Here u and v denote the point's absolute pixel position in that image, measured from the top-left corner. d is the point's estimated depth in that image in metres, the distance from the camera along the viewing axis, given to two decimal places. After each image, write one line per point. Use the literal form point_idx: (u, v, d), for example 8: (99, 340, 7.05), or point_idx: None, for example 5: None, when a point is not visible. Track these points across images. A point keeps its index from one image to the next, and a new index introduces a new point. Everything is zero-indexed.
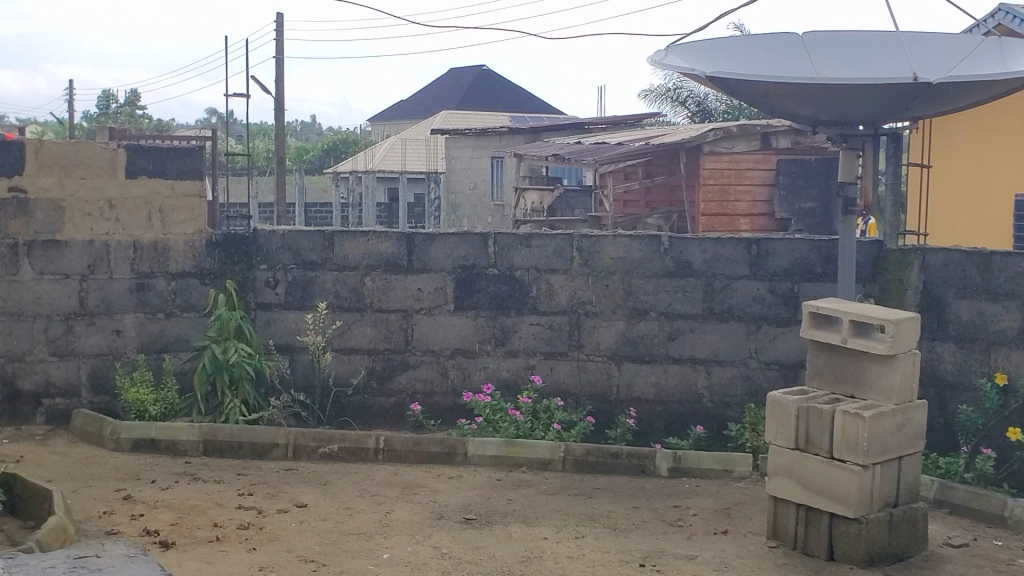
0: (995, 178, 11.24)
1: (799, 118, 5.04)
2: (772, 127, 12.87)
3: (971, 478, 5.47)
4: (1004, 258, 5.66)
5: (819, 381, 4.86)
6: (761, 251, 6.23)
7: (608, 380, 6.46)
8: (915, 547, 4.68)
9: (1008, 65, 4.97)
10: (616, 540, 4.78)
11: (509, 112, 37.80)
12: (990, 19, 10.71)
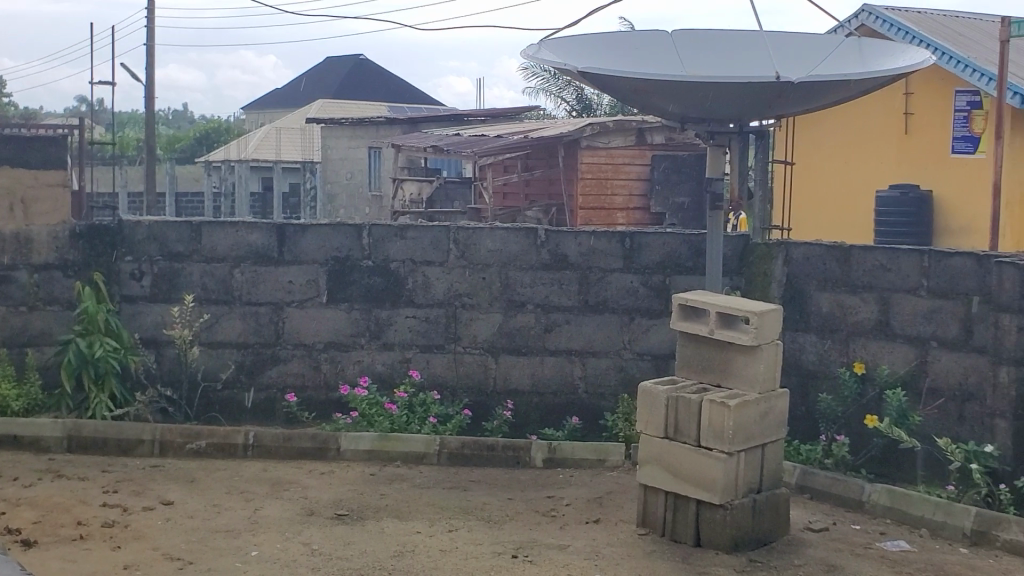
0: (864, 175, 11.97)
1: (668, 115, 5.13)
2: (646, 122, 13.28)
3: (830, 464, 5.71)
4: (861, 251, 5.82)
5: (688, 371, 4.97)
6: (634, 244, 6.33)
7: (484, 372, 6.49)
8: (779, 532, 4.83)
9: (868, 66, 5.15)
10: (489, 532, 4.82)
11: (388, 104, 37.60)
12: (859, 21, 11.37)
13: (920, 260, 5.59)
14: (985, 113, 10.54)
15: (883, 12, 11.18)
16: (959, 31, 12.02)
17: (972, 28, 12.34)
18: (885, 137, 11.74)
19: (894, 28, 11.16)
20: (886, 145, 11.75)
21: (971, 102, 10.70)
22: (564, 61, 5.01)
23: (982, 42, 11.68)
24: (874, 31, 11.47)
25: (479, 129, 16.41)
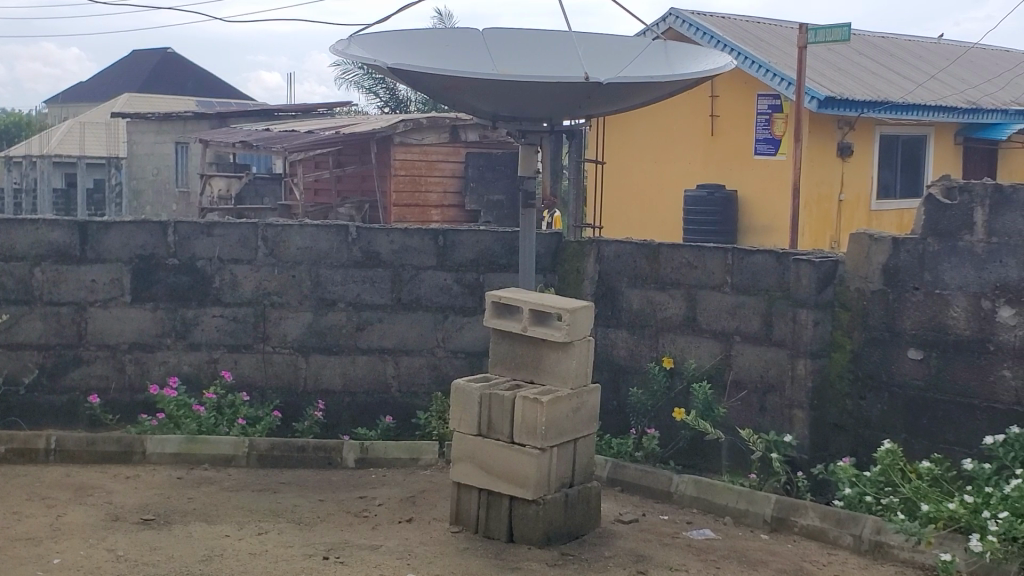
0: (669, 175, 12.78)
1: (480, 113, 5.14)
2: (461, 120, 13.20)
3: (640, 457, 5.84)
4: (669, 249, 5.97)
5: (501, 369, 5.00)
6: (447, 242, 6.32)
7: (295, 372, 6.37)
8: (589, 526, 4.92)
9: (673, 68, 5.29)
10: (300, 534, 4.73)
11: (198, 98, 36.57)
12: (666, 22, 12.36)
13: (724, 257, 5.76)
14: (784, 117, 11.37)
15: (690, 16, 12.15)
16: (760, 38, 12.47)
17: (773, 35, 12.82)
18: (691, 138, 12.54)
19: (699, 32, 12.17)
20: (694, 148, 12.50)
21: (772, 105, 11.55)
22: (374, 57, 4.95)
23: (782, 48, 12.18)
24: (680, 34, 12.46)
25: (292, 124, 16.13)
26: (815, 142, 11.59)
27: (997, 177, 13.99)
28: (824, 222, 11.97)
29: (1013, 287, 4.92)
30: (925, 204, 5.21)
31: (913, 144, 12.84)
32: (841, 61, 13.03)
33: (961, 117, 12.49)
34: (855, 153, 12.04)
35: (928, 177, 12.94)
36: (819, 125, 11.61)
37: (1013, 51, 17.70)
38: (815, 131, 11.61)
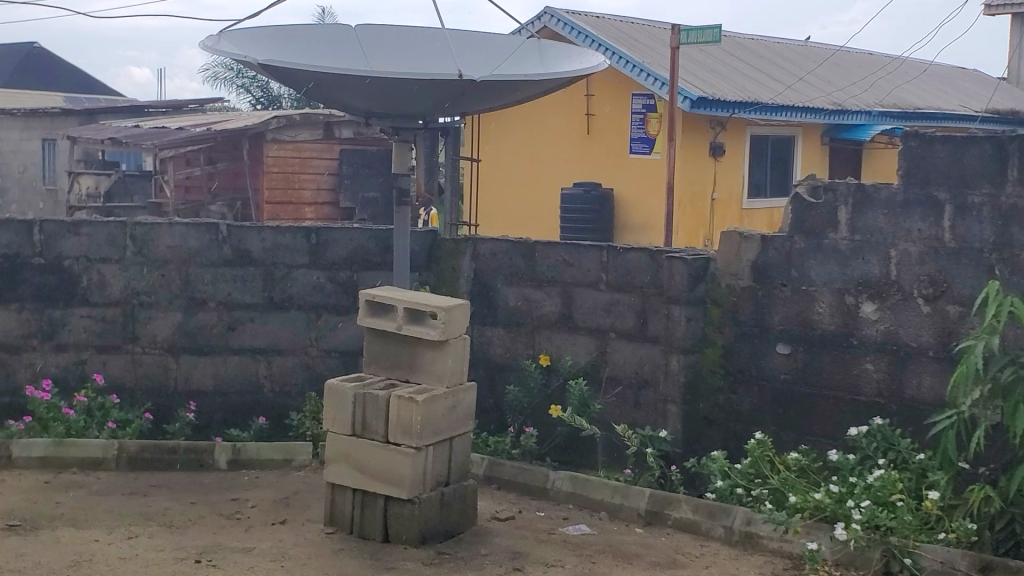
0: (548, 172, 13.13)
1: (353, 110, 5.10)
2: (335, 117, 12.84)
3: (517, 454, 5.87)
4: (544, 247, 6.00)
5: (375, 368, 4.97)
6: (321, 240, 6.25)
7: (165, 373, 6.24)
8: (465, 523, 4.92)
9: (546, 67, 5.32)
10: (171, 537, 4.62)
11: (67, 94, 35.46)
12: (541, 21, 12.46)
13: (599, 255, 5.82)
14: (658, 116, 11.75)
15: (568, 17, 12.26)
16: (635, 39, 12.64)
17: (648, 36, 13.00)
18: (568, 136, 12.87)
19: (575, 32, 12.30)
20: (571, 146, 12.83)
21: (646, 104, 11.91)
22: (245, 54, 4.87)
23: (658, 49, 12.41)
24: (556, 32, 12.57)
25: (164, 120, 15.74)
26: (689, 142, 11.84)
27: (861, 177, 14.47)
28: (698, 220, 12.25)
29: (875, 283, 5.09)
30: (791, 204, 5.35)
31: (782, 145, 13.18)
32: (713, 62, 13.29)
33: (828, 118, 12.86)
34: (727, 152, 12.33)
35: (796, 176, 13.31)
36: (693, 127, 11.84)
37: (877, 54, 18.30)
38: (689, 132, 11.84)
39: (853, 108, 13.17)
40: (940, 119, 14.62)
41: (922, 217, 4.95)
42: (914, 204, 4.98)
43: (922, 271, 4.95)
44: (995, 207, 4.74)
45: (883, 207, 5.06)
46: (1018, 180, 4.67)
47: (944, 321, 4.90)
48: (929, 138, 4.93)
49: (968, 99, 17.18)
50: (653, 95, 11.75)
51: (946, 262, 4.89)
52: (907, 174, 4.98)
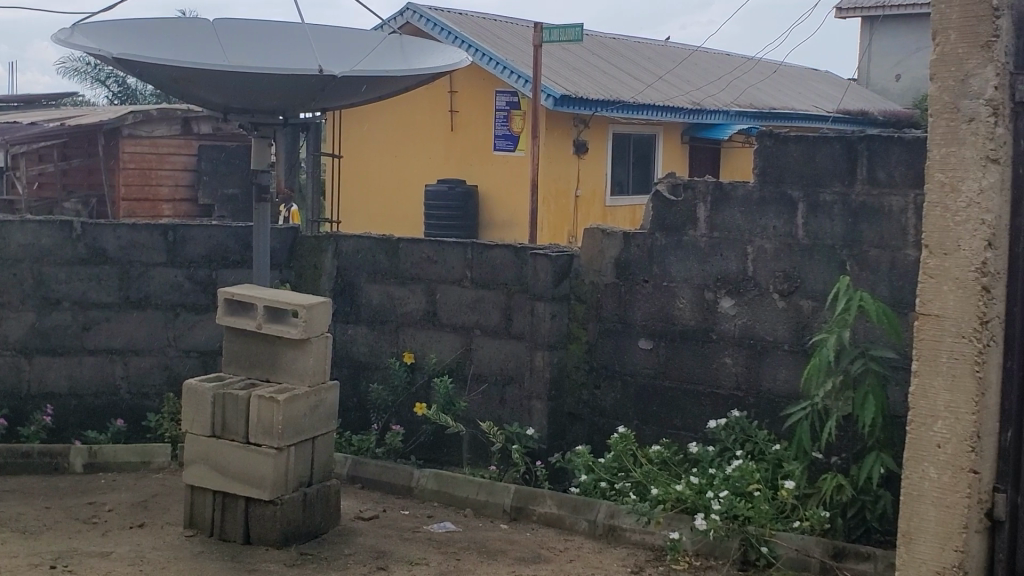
0: (412, 170, 13.28)
1: (212, 105, 4.98)
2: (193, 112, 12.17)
3: (382, 453, 5.84)
4: (407, 244, 5.97)
5: (234, 367, 4.87)
6: (178, 238, 6.09)
7: (18, 375, 5.99)
8: (328, 523, 4.87)
9: (408, 63, 5.30)
10: (24, 544, 4.45)
11: None
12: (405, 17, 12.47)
13: (463, 252, 5.81)
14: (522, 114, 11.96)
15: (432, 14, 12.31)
16: (500, 38, 12.72)
17: (513, 35, 13.08)
18: (431, 133, 13.01)
19: (440, 29, 12.36)
20: (436, 143, 12.94)
21: (510, 102, 12.10)
22: (99, 47, 4.70)
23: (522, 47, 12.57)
24: (418, 29, 12.60)
25: (12, 114, 15.10)
26: (554, 139, 11.98)
27: (719, 175, 14.86)
28: (564, 217, 12.37)
29: (732, 279, 5.21)
30: (652, 201, 5.43)
31: (643, 143, 13.43)
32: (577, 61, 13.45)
33: (688, 118, 13.16)
34: (591, 151, 12.49)
35: (658, 175, 13.61)
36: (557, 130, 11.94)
37: (734, 55, 18.79)
38: (552, 133, 11.94)
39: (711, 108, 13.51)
40: (792, 120, 15.14)
41: (777, 215, 5.08)
42: (769, 201, 5.10)
43: (776, 267, 5.09)
44: (845, 205, 4.88)
45: (740, 205, 5.17)
46: (867, 179, 4.82)
47: (798, 315, 5.05)
48: (783, 137, 5.05)
49: (819, 99, 17.79)
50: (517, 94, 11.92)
51: (800, 258, 5.03)
52: (762, 173, 5.09)
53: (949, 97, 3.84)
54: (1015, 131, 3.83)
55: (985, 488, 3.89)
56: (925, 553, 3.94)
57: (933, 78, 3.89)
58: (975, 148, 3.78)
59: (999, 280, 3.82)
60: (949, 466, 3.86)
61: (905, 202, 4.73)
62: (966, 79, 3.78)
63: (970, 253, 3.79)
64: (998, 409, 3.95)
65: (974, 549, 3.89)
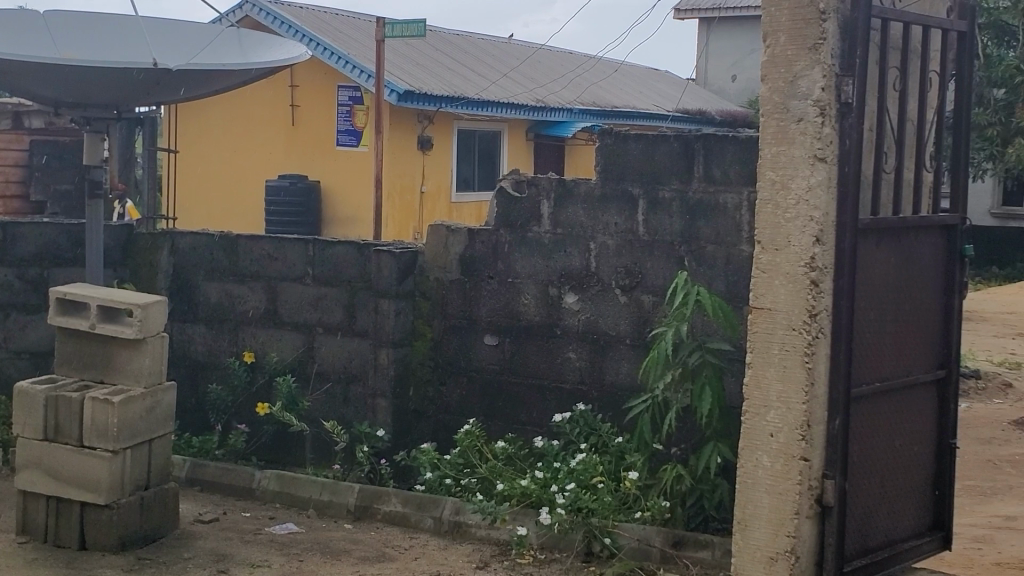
0: (249, 163, 13.91)
1: (41, 98, 4.80)
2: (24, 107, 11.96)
3: (222, 455, 5.77)
4: (246, 241, 5.91)
5: (68, 368, 4.72)
6: (7, 236, 5.86)
7: None
8: (167, 527, 4.76)
9: (246, 57, 5.21)
10: None
11: None
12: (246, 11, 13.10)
13: (305, 249, 5.75)
14: (364, 108, 12.86)
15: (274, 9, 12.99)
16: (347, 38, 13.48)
17: (357, 33, 13.87)
18: (269, 127, 13.66)
19: (283, 24, 13.03)
20: (277, 138, 13.58)
21: (352, 97, 12.96)
22: None
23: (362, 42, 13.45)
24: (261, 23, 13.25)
25: None
26: (399, 133, 12.38)
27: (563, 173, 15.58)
28: (408, 213, 12.74)
29: (576, 275, 5.28)
30: (496, 197, 5.45)
31: (489, 140, 14.07)
32: (423, 57, 13.97)
33: (530, 115, 13.92)
34: (435, 146, 12.99)
35: (502, 169, 14.29)
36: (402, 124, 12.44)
37: (575, 54, 19.15)
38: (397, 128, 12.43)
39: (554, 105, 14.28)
40: (636, 119, 15.98)
41: (618, 211, 5.15)
42: (610, 198, 5.16)
43: (619, 263, 5.17)
44: (683, 202, 4.98)
45: (583, 202, 5.23)
46: (704, 177, 4.92)
47: (639, 310, 5.14)
48: (624, 135, 5.11)
49: (657, 99, 18.34)
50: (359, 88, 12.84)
51: (639, 254, 5.12)
52: (604, 171, 5.16)
53: (780, 97, 4.00)
54: (840, 131, 3.93)
55: (816, 475, 4.01)
56: (760, 539, 4.10)
57: (764, 78, 4.06)
58: (804, 147, 3.94)
59: (830, 275, 3.97)
60: (781, 454, 4.03)
61: (738, 200, 4.85)
62: (794, 80, 3.94)
63: (800, 248, 3.96)
64: (828, 398, 4.01)
65: (807, 534, 4.02)
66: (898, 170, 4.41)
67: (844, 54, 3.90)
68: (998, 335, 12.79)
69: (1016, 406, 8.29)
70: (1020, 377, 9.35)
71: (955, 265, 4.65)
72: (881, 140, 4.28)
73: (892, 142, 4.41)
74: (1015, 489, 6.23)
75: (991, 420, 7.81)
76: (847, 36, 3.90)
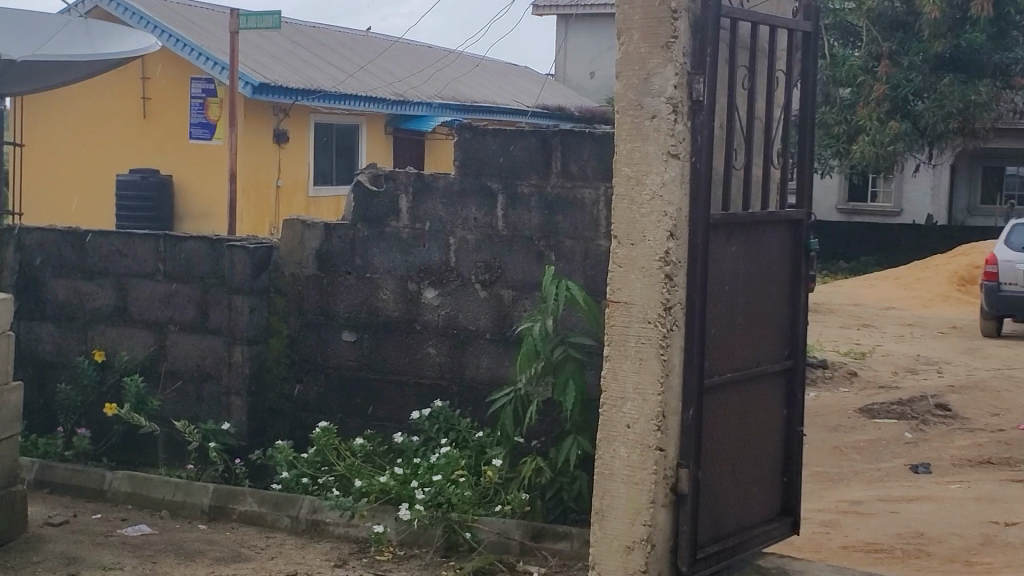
0: (102, 157, 14.20)
1: None
2: None
3: (71, 456, 5.67)
4: (94, 237, 5.81)
5: None
6: None
7: None
8: (15, 531, 4.63)
9: (95, 48, 5.04)
10: None
11: None
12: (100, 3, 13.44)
13: (156, 245, 5.67)
14: (219, 102, 13.34)
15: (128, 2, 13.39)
16: (204, 30, 13.88)
17: (211, 24, 14.32)
18: (121, 121, 14.01)
19: (136, 16, 13.40)
20: (129, 129, 13.96)
21: (204, 90, 13.41)
22: None
23: (217, 34, 13.96)
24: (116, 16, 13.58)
25: None
26: (251, 130, 13.03)
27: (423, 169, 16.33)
28: (263, 208, 13.43)
29: (434, 270, 5.27)
30: (353, 191, 5.42)
31: (347, 134, 14.81)
32: (280, 51, 14.51)
33: (390, 108, 14.70)
34: (291, 141, 13.67)
35: (361, 164, 15.07)
36: (255, 118, 13.05)
37: (434, 48, 19.44)
38: (251, 123, 13.05)
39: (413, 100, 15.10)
40: (493, 113, 16.97)
41: (477, 206, 5.16)
42: (469, 192, 5.17)
43: (478, 258, 5.17)
44: (541, 197, 5.00)
45: (441, 196, 5.23)
46: (561, 172, 4.96)
47: (498, 305, 5.15)
48: (481, 131, 5.12)
49: (514, 96, 18.86)
50: (213, 82, 13.31)
51: (499, 249, 5.12)
52: (462, 165, 5.17)
53: (633, 94, 4.06)
54: (692, 128, 4.02)
55: (670, 465, 4.08)
56: (616, 529, 4.15)
57: (618, 75, 4.10)
58: (658, 143, 4.00)
59: (683, 268, 4.04)
60: (637, 445, 4.08)
61: (595, 195, 4.89)
62: (648, 77, 3.99)
63: (655, 243, 4.02)
64: (680, 389, 4.08)
65: (661, 522, 4.08)
66: (747, 166, 4.48)
67: (694, 53, 3.99)
68: (847, 325, 13.31)
69: (862, 393, 8.63)
70: (866, 366, 9.75)
71: (800, 258, 4.75)
72: (732, 134, 4.35)
73: (741, 139, 4.47)
74: (861, 475, 6.48)
75: (838, 408, 8.11)
76: (698, 33, 3.99)
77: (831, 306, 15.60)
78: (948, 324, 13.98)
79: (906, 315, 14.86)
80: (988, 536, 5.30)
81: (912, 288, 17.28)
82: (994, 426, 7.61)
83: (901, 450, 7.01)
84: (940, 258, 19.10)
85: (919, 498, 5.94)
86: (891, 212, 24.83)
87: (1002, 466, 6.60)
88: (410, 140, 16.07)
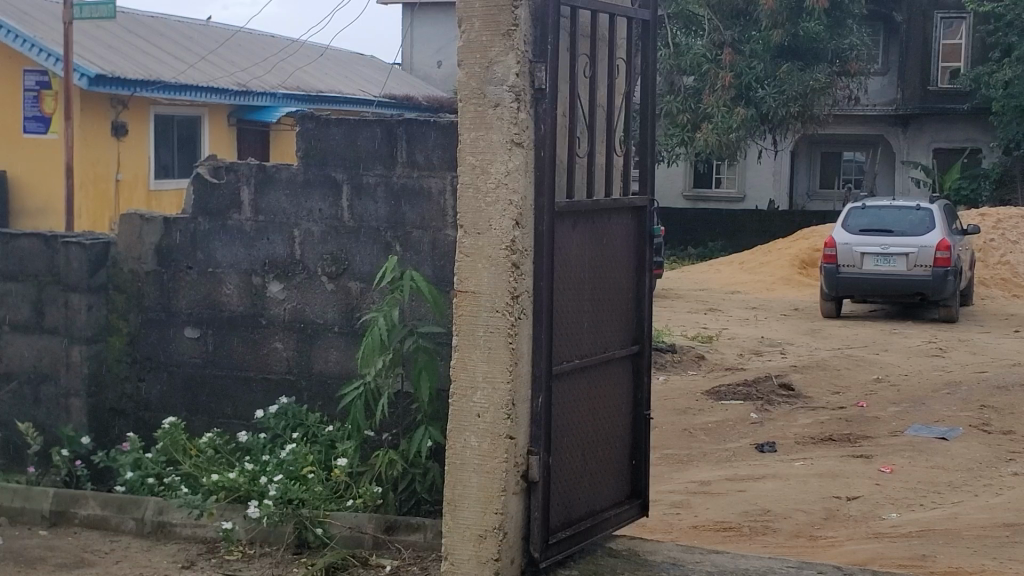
0: None
1: None
2: None
3: None
4: None
5: None
6: None
7: None
8: None
9: None
10: None
11: None
12: None
13: None
14: (53, 95, 12.99)
15: None
16: (38, 20, 13.47)
17: (44, 14, 13.90)
18: None
19: None
20: None
21: (38, 82, 13.04)
22: None
23: (46, 22, 13.56)
24: None
25: None
26: (89, 123, 12.71)
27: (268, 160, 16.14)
28: (103, 203, 13.12)
29: (280, 263, 5.20)
30: (192, 185, 5.33)
31: (190, 126, 14.51)
32: (116, 40, 14.20)
33: (231, 99, 14.50)
34: (130, 132, 13.39)
35: (202, 151, 14.71)
36: (92, 111, 12.72)
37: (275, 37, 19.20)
38: (88, 115, 12.72)
39: (257, 90, 14.93)
40: (338, 102, 16.83)
41: (322, 198, 5.10)
42: (313, 183, 5.11)
43: (324, 249, 5.12)
44: (387, 187, 4.94)
45: (284, 188, 5.16)
46: (407, 162, 4.92)
47: (346, 297, 5.09)
48: (324, 120, 5.06)
49: (360, 86, 18.69)
50: (46, 74, 12.95)
51: (345, 240, 5.07)
52: (305, 156, 5.10)
53: (475, 83, 3.99)
54: (535, 116, 3.99)
55: (521, 452, 4.02)
56: (469, 518, 4.05)
57: (459, 64, 4.03)
58: (501, 132, 3.94)
59: (529, 256, 4.00)
60: (487, 434, 4.00)
61: (441, 184, 4.86)
62: (490, 66, 3.92)
63: (500, 231, 3.96)
64: (529, 376, 4.04)
65: (512, 510, 4.01)
66: (591, 155, 4.39)
67: (535, 42, 3.96)
68: (696, 310, 13.61)
69: (709, 375, 8.83)
70: (712, 349, 9.96)
71: (644, 243, 4.68)
72: (575, 125, 4.25)
73: (584, 128, 4.38)
74: (709, 455, 6.62)
75: (685, 391, 8.25)
76: (538, 21, 3.96)
77: (681, 291, 15.92)
78: (790, 306, 14.42)
79: (751, 298, 15.26)
80: (832, 510, 5.47)
81: (756, 272, 17.75)
82: (834, 403, 7.88)
83: (747, 430, 7.18)
84: (784, 241, 19.75)
85: (765, 477, 6.09)
86: (735, 199, 25.42)
87: (843, 442, 6.82)
88: (254, 131, 15.83)
